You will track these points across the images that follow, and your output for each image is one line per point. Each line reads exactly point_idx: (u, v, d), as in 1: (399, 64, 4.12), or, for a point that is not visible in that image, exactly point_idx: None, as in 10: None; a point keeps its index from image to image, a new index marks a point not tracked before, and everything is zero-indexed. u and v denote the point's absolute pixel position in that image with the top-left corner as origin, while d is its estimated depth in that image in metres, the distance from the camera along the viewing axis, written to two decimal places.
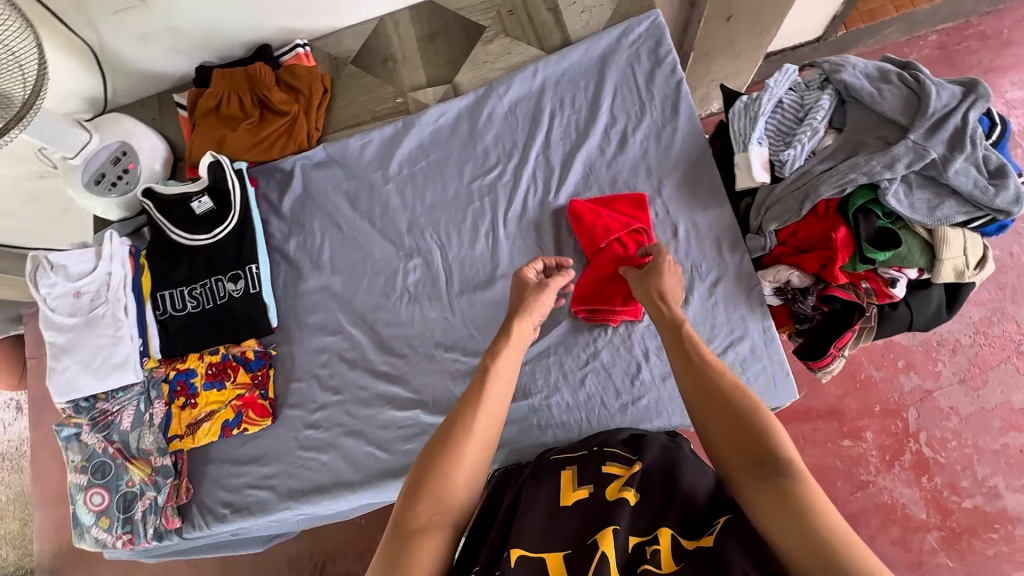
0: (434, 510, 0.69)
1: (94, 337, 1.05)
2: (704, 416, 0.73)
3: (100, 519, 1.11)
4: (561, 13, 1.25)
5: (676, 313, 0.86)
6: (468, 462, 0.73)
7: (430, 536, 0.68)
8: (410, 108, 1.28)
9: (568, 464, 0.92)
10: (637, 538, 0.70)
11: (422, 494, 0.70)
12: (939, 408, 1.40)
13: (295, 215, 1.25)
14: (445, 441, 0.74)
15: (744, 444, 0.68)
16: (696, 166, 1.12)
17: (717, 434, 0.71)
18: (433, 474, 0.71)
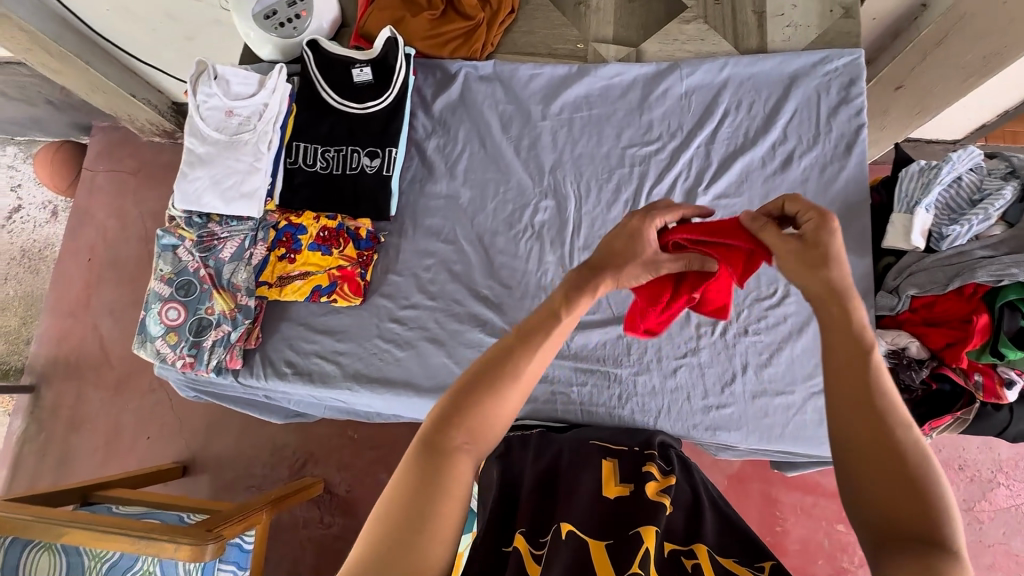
0: (467, 436, 0.56)
1: (232, 160, 1.05)
2: (851, 470, 0.54)
3: (168, 334, 1.11)
4: (766, 20, 1.24)
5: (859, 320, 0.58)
6: (519, 397, 0.60)
7: (460, 472, 0.54)
8: (588, 57, 1.27)
9: (610, 453, 0.92)
10: (673, 546, 0.71)
11: (462, 417, 0.56)
12: None
13: (443, 117, 1.24)
14: (497, 369, 0.59)
15: (904, 502, 0.51)
16: (851, 210, 1.12)
17: (876, 498, 0.52)
18: (479, 401, 0.57)
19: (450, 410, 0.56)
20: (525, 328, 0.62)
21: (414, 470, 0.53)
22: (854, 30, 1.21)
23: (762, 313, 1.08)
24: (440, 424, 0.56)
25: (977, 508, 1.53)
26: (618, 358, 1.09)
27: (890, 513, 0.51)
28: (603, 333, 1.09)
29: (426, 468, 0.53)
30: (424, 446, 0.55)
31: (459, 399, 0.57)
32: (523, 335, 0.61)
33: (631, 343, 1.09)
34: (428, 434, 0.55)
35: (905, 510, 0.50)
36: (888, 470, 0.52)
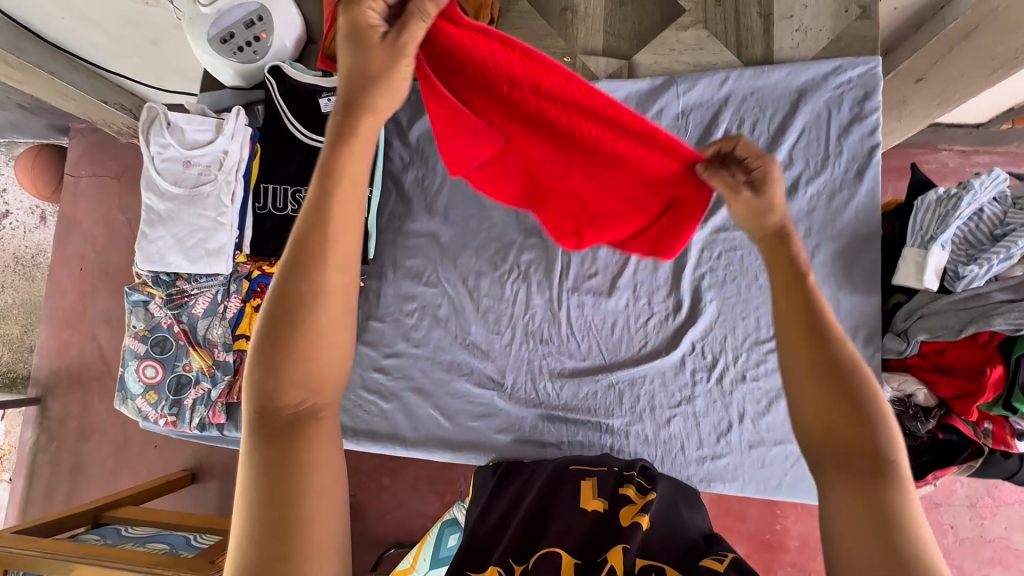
0: (302, 388, 0.49)
1: (194, 216, 0.98)
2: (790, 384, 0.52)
3: (147, 392, 1.08)
4: (773, 24, 1.11)
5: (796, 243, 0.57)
6: (337, 327, 0.51)
7: (315, 427, 0.49)
8: (575, 71, 1.16)
9: (590, 473, 0.91)
10: (645, 561, 0.68)
11: (286, 375, 0.48)
12: (941, 524, 1.48)
13: (420, 146, 1.16)
14: (298, 299, 0.49)
15: (832, 415, 0.49)
16: (859, 245, 1.03)
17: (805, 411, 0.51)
18: (291, 349, 0.48)
19: (267, 366, 0.48)
20: (297, 247, 0.49)
21: (261, 452, 0.47)
22: (871, 33, 1.08)
23: (761, 357, 1.03)
24: (269, 390, 0.48)
25: (979, 504, 1.48)
26: (610, 407, 1.04)
27: (850, 460, 0.48)
28: (594, 382, 1.05)
29: (275, 445, 0.48)
30: (259, 427, 0.48)
31: (264, 364, 0.48)
32: (300, 255, 0.49)
33: (622, 392, 1.04)
34: (257, 410, 0.48)
35: (857, 455, 0.48)
36: (856, 419, 0.49)
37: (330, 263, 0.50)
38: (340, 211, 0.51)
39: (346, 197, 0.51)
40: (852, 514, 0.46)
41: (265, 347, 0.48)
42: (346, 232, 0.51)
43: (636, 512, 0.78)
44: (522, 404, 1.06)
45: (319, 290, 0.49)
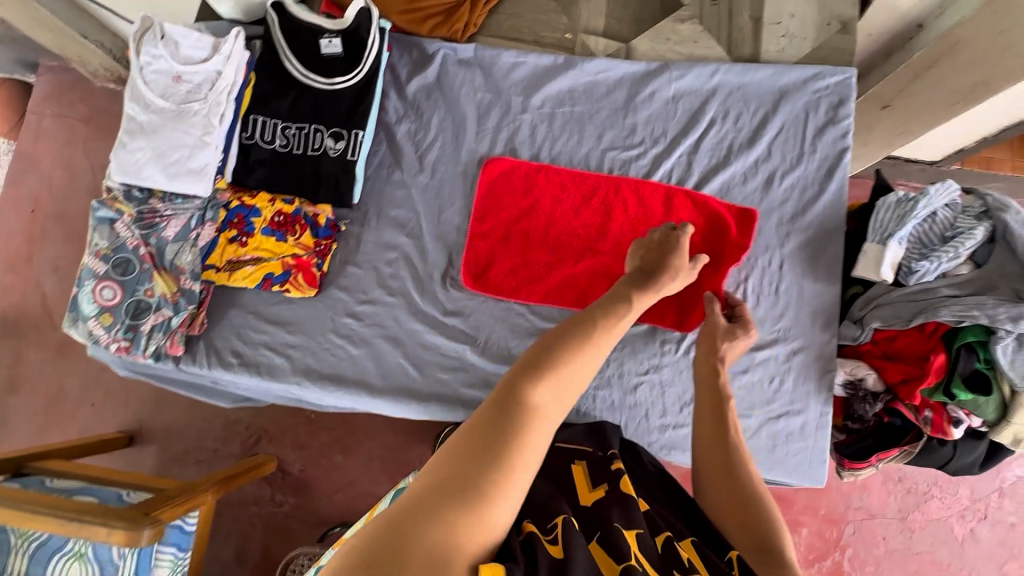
0: (519, 443, 0.52)
1: (178, 133, 0.95)
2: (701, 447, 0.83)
3: (102, 315, 1.02)
4: (762, 27, 1.19)
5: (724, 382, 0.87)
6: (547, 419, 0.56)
7: (499, 493, 0.49)
8: (575, 48, 1.20)
9: (576, 457, 0.87)
10: (661, 537, 0.69)
11: (490, 436, 0.52)
12: (874, 533, 1.53)
13: (416, 100, 1.16)
14: (535, 390, 0.55)
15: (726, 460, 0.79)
16: (824, 237, 1.10)
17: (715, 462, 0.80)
18: (525, 398, 0.55)
19: (518, 368, 0.58)
20: (560, 341, 0.61)
21: (449, 473, 0.50)
22: (849, 47, 1.17)
23: None
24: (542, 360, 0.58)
25: (910, 518, 1.54)
26: None
27: (732, 481, 0.77)
28: None
29: (465, 476, 0.49)
30: (469, 456, 0.51)
31: (501, 402, 0.55)
32: (599, 325, 0.65)
33: None
34: (474, 440, 0.52)
35: (741, 525, 0.73)
36: (744, 505, 0.74)
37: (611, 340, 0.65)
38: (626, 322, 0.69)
39: (612, 327, 0.65)
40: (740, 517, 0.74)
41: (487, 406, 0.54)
42: (603, 349, 0.64)
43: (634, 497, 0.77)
44: (492, 360, 1.06)
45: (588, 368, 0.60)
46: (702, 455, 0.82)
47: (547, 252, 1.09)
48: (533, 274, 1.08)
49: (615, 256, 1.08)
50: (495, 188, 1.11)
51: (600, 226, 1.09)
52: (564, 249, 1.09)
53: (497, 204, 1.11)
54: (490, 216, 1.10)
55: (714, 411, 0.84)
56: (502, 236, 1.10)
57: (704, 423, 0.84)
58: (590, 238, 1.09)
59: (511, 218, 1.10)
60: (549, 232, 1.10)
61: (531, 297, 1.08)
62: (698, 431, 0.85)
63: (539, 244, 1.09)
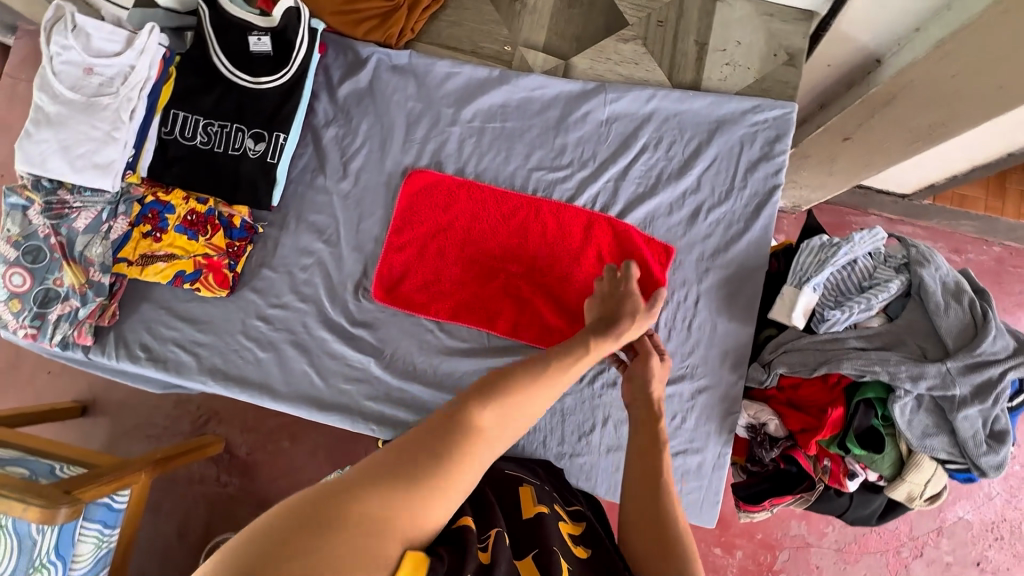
0: (450, 467, 0.57)
1: (86, 126, 0.94)
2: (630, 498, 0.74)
3: (11, 300, 1.03)
4: (705, 54, 1.16)
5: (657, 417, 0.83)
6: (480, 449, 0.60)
7: (423, 507, 0.53)
8: (513, 62, 1.17)
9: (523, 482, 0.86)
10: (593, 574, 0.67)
11: (425, 456, 0.56)
12: None
13: (346, 104, 1.15)
14: (474, 424, 0.60)
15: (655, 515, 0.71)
16: (743, 276, 1.08)
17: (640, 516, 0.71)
18: (464, 427, 0.60)
19: (473, 394, 0.64)
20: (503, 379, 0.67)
21: (382, 480, 0.53)
22: (792, 80, 1.14)
23: None
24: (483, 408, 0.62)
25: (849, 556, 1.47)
26: None
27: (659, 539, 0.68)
28: (471, 364, 1.06)
29: (398, 486, 0.53)
30: (400, 471, 0.54)
31: (441, 426, 0.59)
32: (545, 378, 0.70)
33: None
34: (409, 455, 0.56)
35: None
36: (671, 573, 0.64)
37: (555, 391, 0.70)
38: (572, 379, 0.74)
39: (557, 376, 0.72)
40: None
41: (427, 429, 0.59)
42: (545, 394, 0.70)
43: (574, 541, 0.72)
44: (396, 374, 1.06)
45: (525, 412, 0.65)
46: (631, 473, 0.77)
47: (462, 270, 1.09)
48: (445, 291, 1.08)
49: (529, 281, 1.07)
50: (416, 201, 1.10)
51: (517, 249, 1.09)
52: (478, 269, 1.08)
53: (417, 217, 1.10)
54: (408, 229, 1.10)
55: (647, 456, 0.78)
56: (419, 250, 1.09)
57: (634, 470, 0.77)
58: (508, 258, 1.08)
59: (430, 233, 1.10)
60: (466, 250, 1.09)
61: (441, 314, 1.07)
62: (630, 450, 0.80)
63: (455, 262, 1.09)
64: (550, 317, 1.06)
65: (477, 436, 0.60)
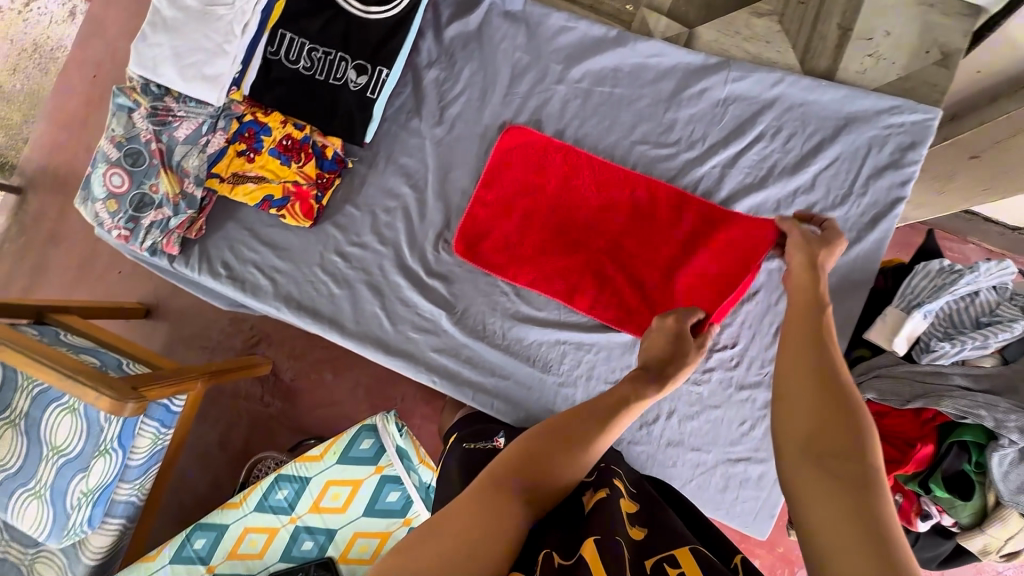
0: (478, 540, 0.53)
1: (199, 35, 0.93)
2: (780, 391, 0.63)
3: (108, 200, 1.06)
4: (848, 40, 1.05)
5: (820, 290, 0.76)
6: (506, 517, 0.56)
7: None
8: (632, 24, 1.09)
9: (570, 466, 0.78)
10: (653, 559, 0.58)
11: (452, 534, 0.53)
12: None
13: (452, 46, 1.10)
14: (498, 499, 0.58)
15: (814, 412, 0.58)
16: (844, 289, 1.00)
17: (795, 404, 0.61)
18: (492, 501, 0.57)
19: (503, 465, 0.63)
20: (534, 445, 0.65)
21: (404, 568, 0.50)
22: (942, 83, 1.02)
23: (715, 364, 1.01)
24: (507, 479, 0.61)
25: None
26: (548, 363, 1.04)
27: (818, 430, 0.57)
28: (542, 334, 1.04)
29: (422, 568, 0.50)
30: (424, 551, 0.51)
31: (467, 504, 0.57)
32: (566, 445, 0.65)
33: (566, 352, 1.03)
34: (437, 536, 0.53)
35: (835, 488, 0.51)
36: (836, 468, 0.53)
37: (585, 456, 0.66)
38: (603, 440, 0.68)
39: (599, 434, 0.68)
40: (828, 488, 0.52)
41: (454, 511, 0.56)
42: (579, 452, 0.66)
43: (630, 520, 0.65)
44: (465, 332, 1.05)
45: (554, 474, 0.62)
46: (783, 353, 0.67)
47: (545, 236, 1.05)
48: (526, 256, 1.05)
49: (613, 253, 1.04)
50: (510, 159, 1.06)
51: (603, 220, 1.04)
52: (563, 237, 1.05)
53: (507, 176, 1.06)
54: (497, 187, 1.06)
55: (800, 332, 0.69)
56: (505, 211, 1.06)
57: (785, 363, 0.66)
58: (591, 228, 1.04)
59: (517, 194, 1.06)
60: (552, 216, 1.05)
61: (519, 279, 1.04)
62: (784, 336, 0.70)
63: (540, 226, 1.05)
64: (632, 289, 1.02)
65: (504, 505, 0.57)
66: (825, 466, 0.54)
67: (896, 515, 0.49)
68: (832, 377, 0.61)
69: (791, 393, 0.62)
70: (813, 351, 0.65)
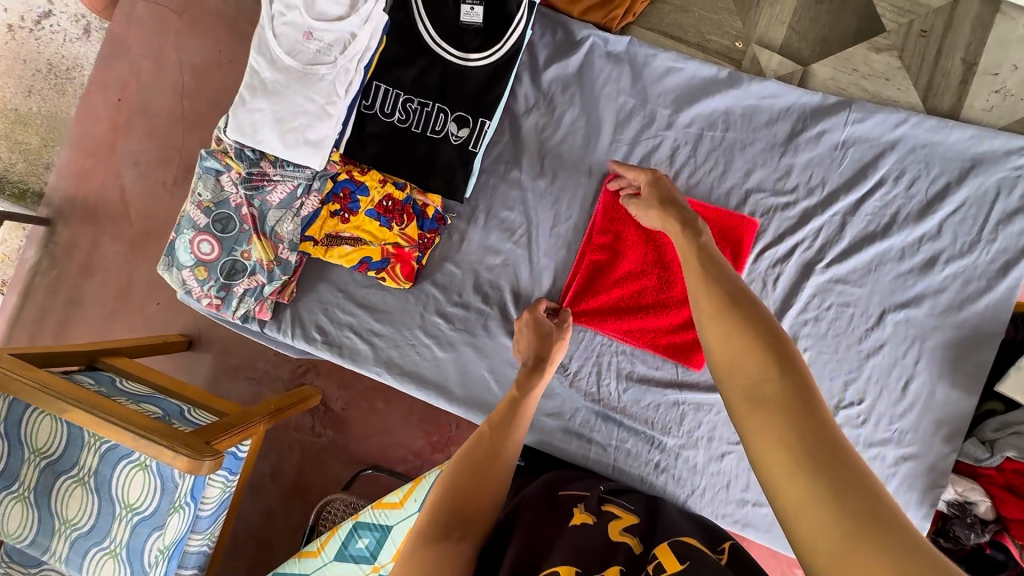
0: None
1: (300, 98, 0.87)
2: (705, 332, 0.55)
3: (197, 267, 1.00)
4: (973, 76, 0.99)
5: (705, 232, 0.72)
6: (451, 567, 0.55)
7: None
8: (742, 62, 1.05)
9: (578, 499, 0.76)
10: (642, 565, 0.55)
11: None
12: None
13: (551, 90, 1.03)
14: (436, 543, 0.58)
15: (736, 345, 0.51)
16: (975, 340, 0.97)
17: (720, 343, 0.53)
18: (432, 554, 0.57)
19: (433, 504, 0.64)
20: (455, 474, 0.67)
21: None
22: None
23: (841, 422, 0.98)
24: (435, 516, 0.62)
25: None
26: (667, 425, 1.00)
27: (740, 366, 0.49)
28: (660, 395, 1.00)
29: None
30: None
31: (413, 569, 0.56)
32: (477, 466, 0.67)
33: (685, 413, 1.00)
34: None
35: (777, 426, 0.43)
36: (776, 400, 0.45)
37: (502, 464, 0.69)
38: (511, 446, 0.72)
39: (500, 437, 0.72)
40: (772, 423, 0.44)
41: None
42: (498, 465, 0.68)
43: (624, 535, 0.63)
44: (580, 394, 1.01)
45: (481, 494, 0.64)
46: (694, 296, 0.60)
47: (649, 287, 1.00)
48: (636, 312, 1.00)
49: None
50: (617, 208, 1.01)
51: None
52: (671, 288, 1.00)
53: (609, 227, 1.01)
54: (606, 241, 1.01)
55: (701, 273, 0.62)
56: (610, 266, 1.01)
57: (702, 302, 0.58)
58: None
59: (618, 244, 1.01)
60: (658, 265, 1.00)
61: (631, 336, 1.00)
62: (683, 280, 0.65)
63: (643, 277, 1.00)
64: None
65: (442, 546, 0.57)
66: (760, 402, 0.46)
67: (840, 426, 0.42)
68: (737, 300, 0.56)
69: (712, 335, 0.54)
70: (720, 288, 0.58)
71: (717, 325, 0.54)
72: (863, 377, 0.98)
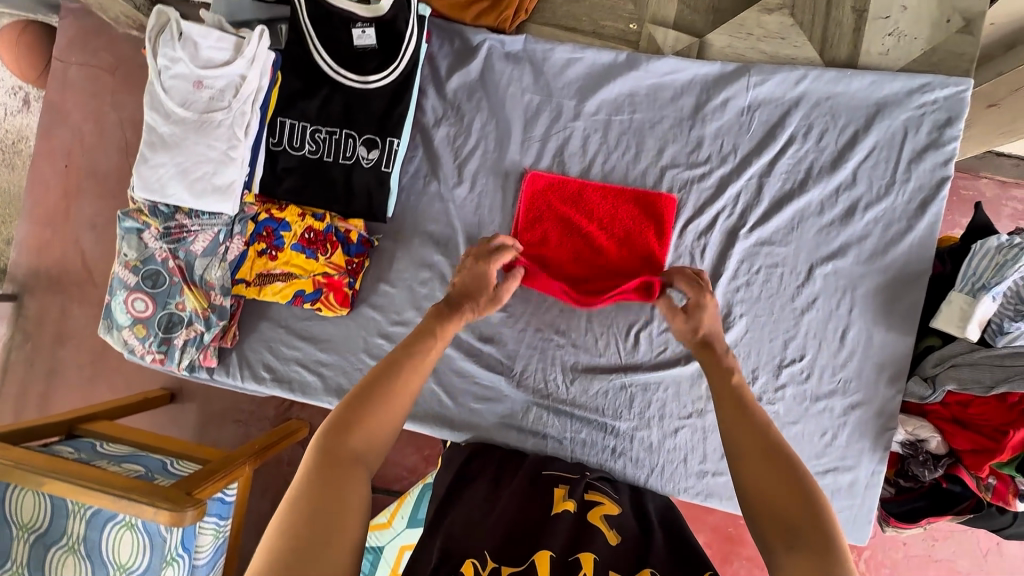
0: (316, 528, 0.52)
1: (201, 146, 0.92)
2: (739, 462, 0.63)
3: (135, 326, 1.01)
4: (865, 22, 1.01)
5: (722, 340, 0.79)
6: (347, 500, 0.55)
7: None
8: (639, 44, 1.06)
9: (562, 482, 0.79)
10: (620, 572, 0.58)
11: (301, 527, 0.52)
12: None
13: (457, 99, 1.04)
14: (333, 470, 0.57)
15: (773, 482, 0.59)
16: (904, 281, 0.98)
17: (750, 480, 0.60)
18: (326, 481, 0.56)
19: (336, 426, 0.61)
20: (361, 398, 0.64)
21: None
22: (969, 51, 0.98)
23: (787, 380, 1.00)
24: (330, 439, 0.59)
25: None
26: (617, 410, 1.01)
27: (774, 506, 0.58)
28: (605, 382, 1.01)
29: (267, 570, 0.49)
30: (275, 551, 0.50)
31: (308, 490, 0.55)
32: (382, 391, 0.65)
33: (633, 396, 1.01)
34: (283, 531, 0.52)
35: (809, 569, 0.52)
36: (809, 542, 0.54)
37: (408, 394, 0.67)
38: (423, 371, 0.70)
39: (415, 366, 0.69)
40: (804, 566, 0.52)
41: (298, 501, 0.54)
42: (406, 395, 0.67)
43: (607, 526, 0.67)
44: (528, 393, 1.02)
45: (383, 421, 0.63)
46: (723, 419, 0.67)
47: (577, 275, 1.01)
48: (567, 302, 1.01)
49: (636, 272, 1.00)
50: (538, 205, 1.02)
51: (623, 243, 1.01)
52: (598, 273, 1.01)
53: (533, 224, 1.02)
54: (531, 238, 1.02)
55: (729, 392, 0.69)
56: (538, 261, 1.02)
57: (732, 431, 0.65)
58: (613, 253, 1.01)
59: (543, 237, 1.02)
60: (582, 253, 1.02)
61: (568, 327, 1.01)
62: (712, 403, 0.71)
63: (570, 266, 1.01)
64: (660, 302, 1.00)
65: (336, 473, 0.57)
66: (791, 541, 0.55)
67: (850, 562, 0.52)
68: (765, 436, 0.63)
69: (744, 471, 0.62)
70: (752, 420, 0.65)
71: (751, 460, 0.61)
72: (801, 334, 1.00)
